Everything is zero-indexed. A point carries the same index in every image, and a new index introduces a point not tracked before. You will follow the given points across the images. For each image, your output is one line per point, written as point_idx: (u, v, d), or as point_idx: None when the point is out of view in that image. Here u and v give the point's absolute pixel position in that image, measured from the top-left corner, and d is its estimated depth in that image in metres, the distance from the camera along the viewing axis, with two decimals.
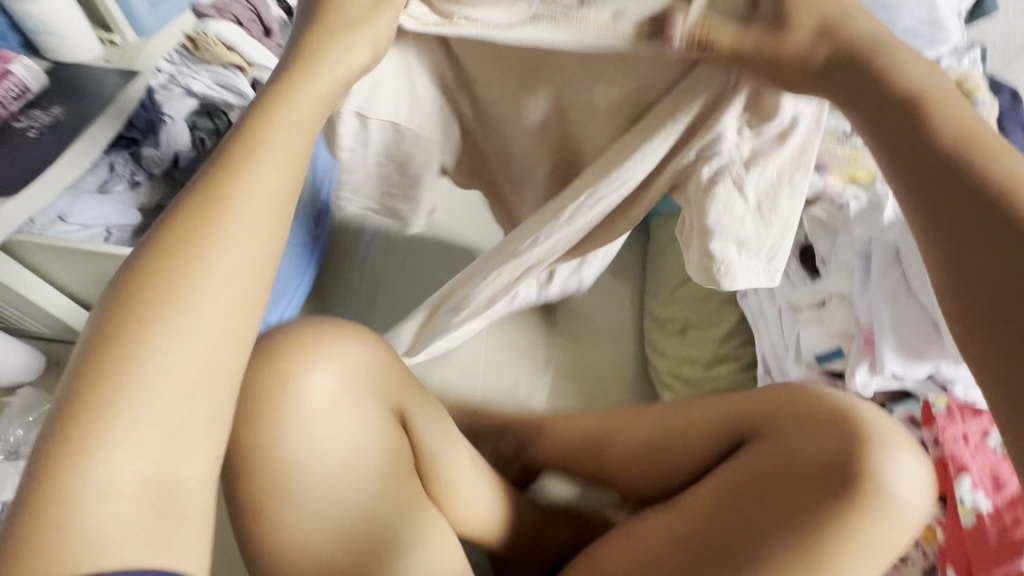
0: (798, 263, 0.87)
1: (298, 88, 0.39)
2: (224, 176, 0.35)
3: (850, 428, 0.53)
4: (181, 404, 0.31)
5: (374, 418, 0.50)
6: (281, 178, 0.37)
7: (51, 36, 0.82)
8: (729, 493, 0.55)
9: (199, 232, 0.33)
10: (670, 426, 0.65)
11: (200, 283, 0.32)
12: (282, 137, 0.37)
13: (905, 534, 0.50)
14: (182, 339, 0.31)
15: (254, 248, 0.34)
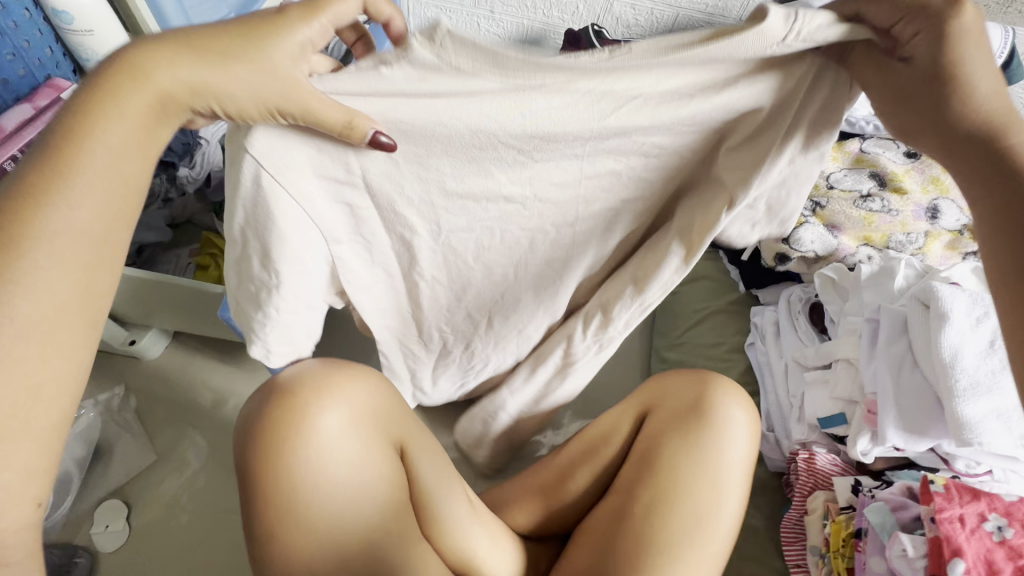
0: (806, 320, 0.88)
1: (120, 87, 0.40)
2: (49, 169, 0.38)
3: (699, 410, 0.67)
4: (8, 415, 0.36)
5: (374, 453, 0.56)
6: (99, 191, 0.39)
7: (100, 65, 0.86)
8: (631, 484, 0.68)
9: (20, 248, 0.36)
10: (588, 450, 0.74)
11: (27, 292, 0.36)
12: (102, 143, 0.39)
13: (738, 467, 0.66)
14: (9, 356, 0.36)
15: (69, 259, 0.38)
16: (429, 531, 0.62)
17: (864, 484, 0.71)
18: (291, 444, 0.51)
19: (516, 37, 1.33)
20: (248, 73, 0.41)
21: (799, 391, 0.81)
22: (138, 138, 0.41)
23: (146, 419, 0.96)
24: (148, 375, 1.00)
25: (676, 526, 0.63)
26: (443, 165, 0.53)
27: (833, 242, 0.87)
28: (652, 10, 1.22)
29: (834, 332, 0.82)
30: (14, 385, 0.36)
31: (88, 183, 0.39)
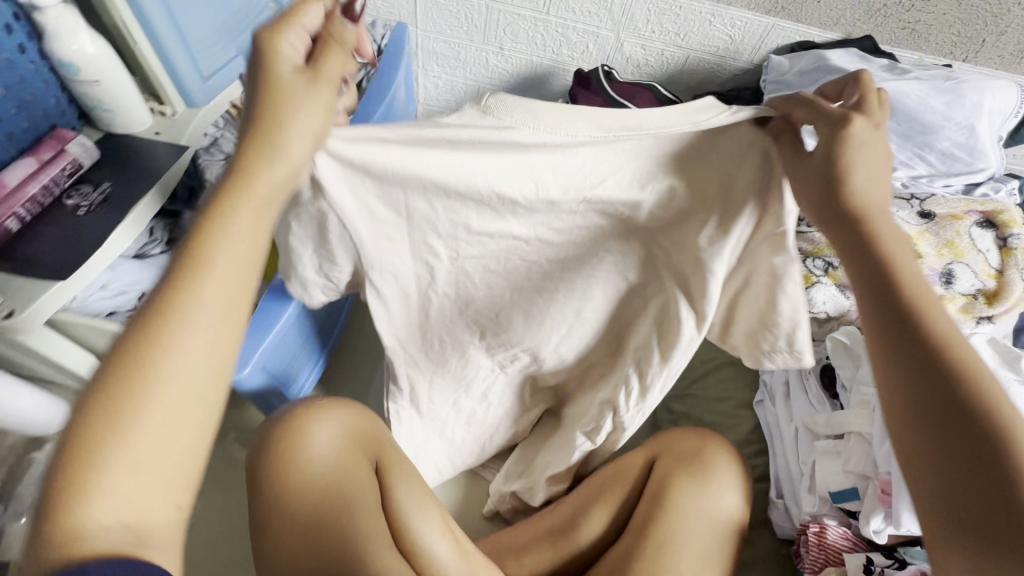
0: (817, 382, 0.86)
1: (252, 179, 0.41)
2: (201, 253, 0.38)
3: (693, 456, 0.85)
4: (146, 499, 0.32)
5: (355, 464, 0.73)
6: (241, 264, 0.39)
7: (106, 112, 0.85)
8: (641, 527, 0.81)
9: (167, 328, 0.35)
10: (601, 494, 0.87)
11: (169, 371, 0.34)
12: (244, 221, 0.40)
13: (729, 509, 0.82)
14: (150, 435, 0.33)
15: (218, 335, 0.37)
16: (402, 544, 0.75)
17: (876, 563, 0.69)
18: (287, 461, 0.68)
19: (524, 73, 1.32)
20: (314, 100, 0.44)
21: (811, 459, 0.79)
22: (257, 235, 0.41)
23: None
24: None
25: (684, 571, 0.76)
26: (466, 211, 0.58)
27: (845, 304, 0.87)
28: (663, 52, 1.21)
29: (847, 400, 0.80)
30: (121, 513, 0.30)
31: (230, 270, 0.38)
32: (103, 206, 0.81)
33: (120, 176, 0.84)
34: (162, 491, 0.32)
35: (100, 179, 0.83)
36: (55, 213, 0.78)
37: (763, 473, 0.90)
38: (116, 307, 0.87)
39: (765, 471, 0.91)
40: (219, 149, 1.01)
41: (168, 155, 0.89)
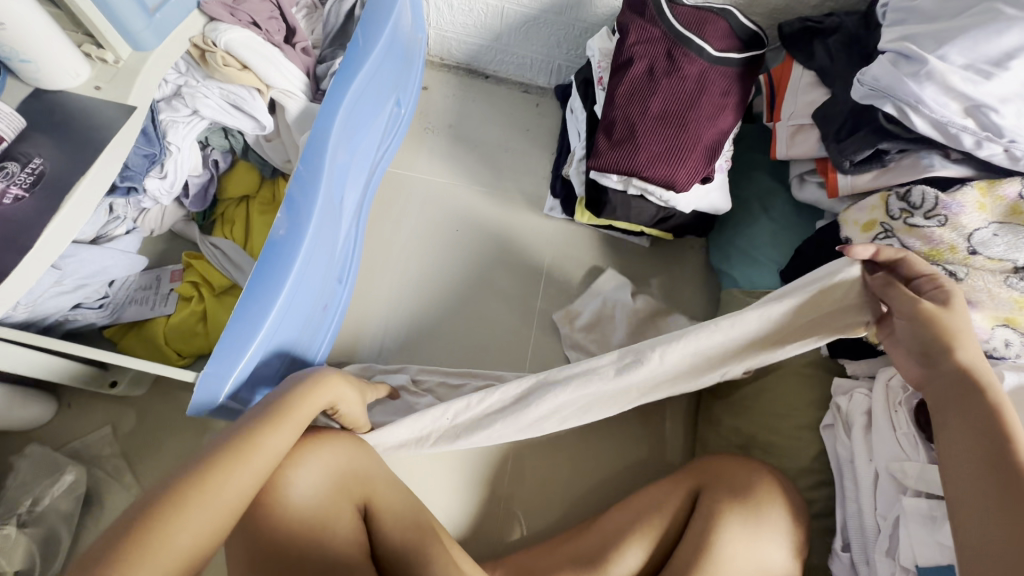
0: (910, 417, 0.69)
1: (305, 395, 0.64)
2: (293, 401, 0.62)
3: (750, 490, 0.74)
4: (221, 520, 0.52)
5: (319, 510, 0.63)
6: (304, 420, 0.63)
7: (26, 64, 0.67)
8: (676, 565, 0.72)
9: (252, 446, 0.57)
10: (636, 506, 0.79)
11: (252, 462, 0.56)
12: (312, 400, 0.64)
13: (782, 551, 0.71)
14: (241, 482, 0.55)
15: (278, 454, 0.59)
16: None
17: None
18: (268, 499, 0.61)
19: None
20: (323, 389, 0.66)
21: (894, 516, 0.66)
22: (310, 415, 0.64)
23: (137, 466, 0.87)
24: (134, 413, 0.90)
25: None
26: (678, 348, 0.70)
27: None
28: None
29: None
30: (209, 521, 0.51)
31: (306, 415, 0.63)
32: (38, 189, 0.66)
33: (55, 148, 0.68)
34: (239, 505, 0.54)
35: (31, 154, 0.68)
36: None
37: (824, 507, 0.78)
38: (80, 298, 0.79)
39: (824, 506, 0.78)
40: (183, 101, 0.83)
41: (113, 119, 0.71)
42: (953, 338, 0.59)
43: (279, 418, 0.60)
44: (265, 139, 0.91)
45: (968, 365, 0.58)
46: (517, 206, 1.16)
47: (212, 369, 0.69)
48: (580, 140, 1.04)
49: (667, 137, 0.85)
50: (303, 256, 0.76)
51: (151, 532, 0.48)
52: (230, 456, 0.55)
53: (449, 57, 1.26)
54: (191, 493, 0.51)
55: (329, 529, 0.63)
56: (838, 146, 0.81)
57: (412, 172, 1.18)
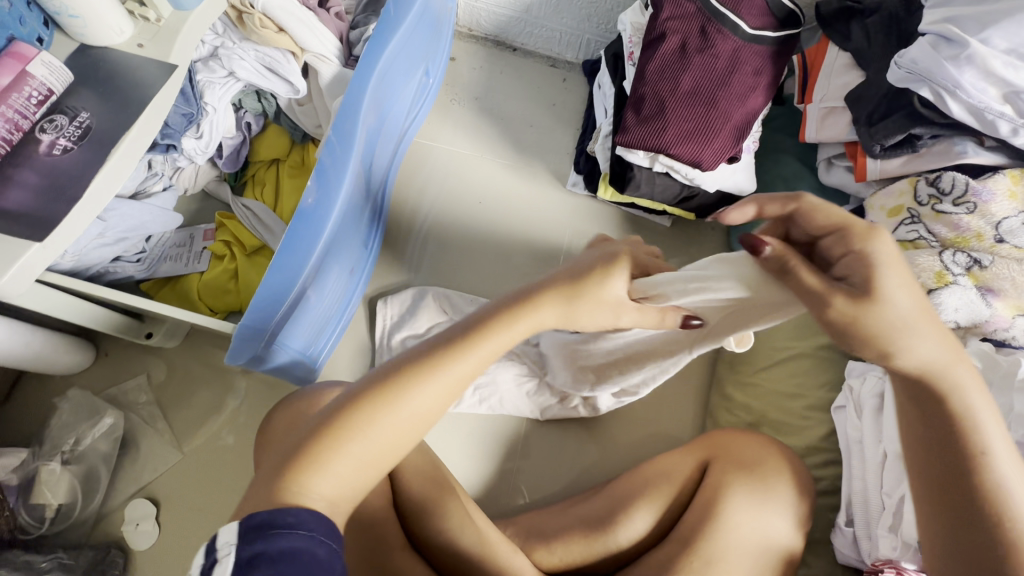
0: None
1: (539, 314, 0.54)
2: (505, 319, 0.54)
3: (757, 463, 0.76)
4: (389, 445, 0.50)
5: None
6: (514, 337, 0.55)
7: (73, 19, 0.69)
8: (680, 529, 0.75)
9: (437, 369, 0.51)
10: (644, 473, 0.82)
11: (426, 388, 0.51)
12: (540, 316, 0.54)
13: (784, 521, 0.74)
14: (420, 405, 0.50)
15: (450, 387, 0.52)
16: (410, 525, 0.72)
17: None
18: None
19: None
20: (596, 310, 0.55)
21: (898, 494, 0.68)
22: (520, 335, 0.55)
23: (170, 414, 0.92)
24: (166, 364, 0.94)
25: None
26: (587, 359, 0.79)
27: (984, 313, 0.69)
28: None
29: None
30: (388, 437, 0.49)
31: (522, 331, 0.54)
32: (85, 142, 0.68)
33: (101, 103, 0.70)
34: (417, 429, 0.51)
35: (79, 108, 0.70)
36: (28, 153, 0.67)
37: (830, 485, 0.80)
38: (120, 251, 0.83)
39: (830, 484, 0.80)
40: (220, 62, 0.84)
41: (156, 77, 0.73)
42: (875, 340, 0.44)
43: (470, 345, 0.53)
44: (298, 103, 0.93)
45: (917, 370, 0.47)
46: (540, 179, 1.17)
47: (251, 320, 0.72)
48: (607, 115, 1.04)
49: (695, 115, 0.85)
50: (333, 219, 0.79)
51: (328, 436, 0.48)
52: (414, 374, 0.51)
53: (478, 28, 1.25)
54: (367, 406, 0.49)
55: None
56: (869, 129, 0.80)
57: (437, 142, 1.18)
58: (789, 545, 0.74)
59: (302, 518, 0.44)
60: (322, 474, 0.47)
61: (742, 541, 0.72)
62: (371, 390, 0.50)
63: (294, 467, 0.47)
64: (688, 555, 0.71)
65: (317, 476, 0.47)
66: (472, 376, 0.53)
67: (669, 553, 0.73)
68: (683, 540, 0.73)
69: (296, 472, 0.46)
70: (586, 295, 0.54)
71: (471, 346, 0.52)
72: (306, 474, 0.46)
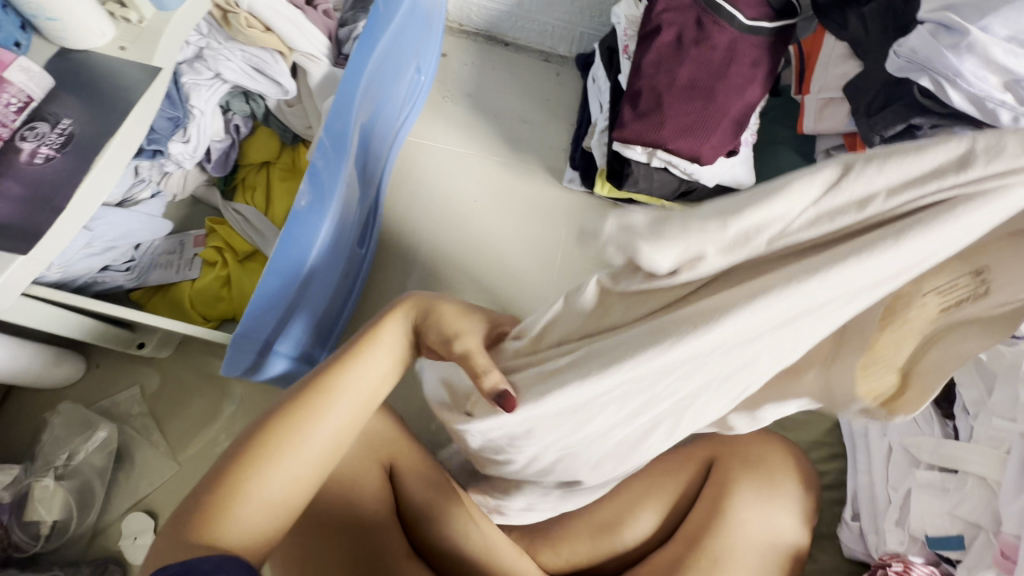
0: (927, 394, 0.71)
1: (409, 324, 0.53)
2: (373, 333, 0.52)
3: (761, 460, 0.76)
4: (301, 478, 0.46)
5: (356, 472, 0.65)
6: (394, 350, 0.52)
7: (52, 23, 0.66)
8: (687, 528, 0.74)
9: (329, 390, 0.48)
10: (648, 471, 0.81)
11: (329, 412, 0.47)
12: (401, 334, 0.53)
13: (791, 518, 0.73)
14: (325, 429, 0.47)
15: (355, 404, 0.49)
16: (413, 532, 0.71)
17: None
18: None
19: None
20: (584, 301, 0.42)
21: (904, 488, 0.68)
22: (402, 349, 0.53)
23: (165, 425, 0.90)
24: (160, 375, 0.93)
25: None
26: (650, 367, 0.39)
27: None
28: None
29: (968, 430, 0.66)
30: (298, 471, 0.46)
31: (402, 346, 0.53)
32: (68, 149, 0.66)
33: (83, 109, 0.68)
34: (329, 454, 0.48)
35: (61, 114, 0.68)
36: (10, 163, 0.65)
37: (836, 479, 0.80)
38: (109, 261, 0.81)
39: (835, 478, 0.80)
40: (206, 64, 0.82)
41: (139, 80, 0.70)
42: None
43: (356, 356, 0.50)
44: (287, 104, 0.91)
45: None
46: (535, 175, 1.16)
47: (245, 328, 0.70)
48: (602, 111, 1.02)
49: (694, 108, 0.83)
50: (327, 225, 0.77)
51: (230, 482, 0.43)
52: (310, 398, 0.47)
53: (468, 22, 1.23)
54: (264, 442, 0.45)
55: (356, 487, 0.65)
56: (869, 120, 0.80)
57: (430, 140, 1.16)
58: (795, 541, 0.73)
59: (219, 562, 0.36)
60: (232, 520, 0.42)
61: (749, 537, 0.72)
62: (263, 426, 0.46)
63: (200, 517, 0.41)
64: (696, 555, 0.71)
65: (228, 524, 0.42)
66: (374, 391, 0.51)
67: (675, 552, 0.72)
68: (690, 539, 0.73)
69: (200, 527, 0.41)
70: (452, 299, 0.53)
71: (359, 358, 0.50)
72: (216, 523, 0.41)
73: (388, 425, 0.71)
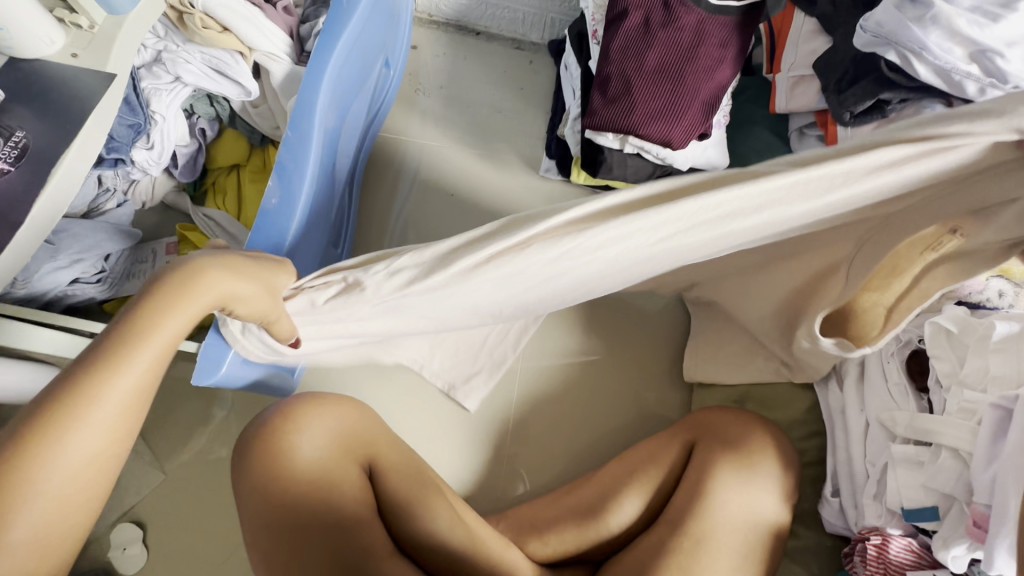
0: (900, 368, 0.71)
1: (156, 322, 0.51)
2: (132, 330, 0.50)
3: (741, 442, 0.76)
4: (64, 511, 0.46)
5: (333, 470, 0.66)
6: (152, 354, 0.50)
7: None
8: (670, 513, 0.75)
9: (72, 414, 0.46)
10: (629, 456, 0.82)
11: (69, 438, 0.46)
12: (164, 328, 0.51)
13: (772, 498, 0.74)
14: (74, 456, 0.46)
15: (114, 422, 0.48)
16: (395, 529, 0.71)
17: None
18: (274, 463, 0.64)
19: None
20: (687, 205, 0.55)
21: (881, 462, 0.69)
22: (167, 345, 0.52)
23: (147, 436, 0.90)
24: None
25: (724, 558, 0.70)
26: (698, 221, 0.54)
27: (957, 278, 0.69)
28: None
29: (941, 402, 0.67)
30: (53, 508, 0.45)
31: (157, 348, 0.51)
32: (23, 163, 0.65)
33: (37, 120, 0.67)
34: (100, 475, 0.48)
35: (14, 127, 0.66)
36: None
37: (815, 458, 0.80)
38: (78, 274, 0.79)
39: (814, 456, 0.81)
40: (164, 67, 0.80)
41: (93, 88, 0.69)
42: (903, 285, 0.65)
43: (113, 362, 0.48)
44: (252, 105, 0.89)
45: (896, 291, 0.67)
46: (511, 166, 1.15)
47: (214, 340, 0.64)
48: (575, 98, 1.01)
49: (663, 92, 0.82)
50: (297, 225, 0.76)
51: None
52: (46, 422, 0.46)
53: (438, 13, 1.21)
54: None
55: (334, 486, 0.66)
56: (838, 97, 0.79)
57: (404, 134, 1.15)
58: (777, 520, 0.74)
59: None
60: None
61: (731, 519, 0.72)
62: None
63: None
64: (679, 539, 0.72)
65: None
66: (144, 392, 0.50)
67: (659, 537, 0.73)
68: (673, 523, 0.73)
69: None
70: (233, 275, 0.55)
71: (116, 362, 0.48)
72: None
73: (366, 420, 0.72)
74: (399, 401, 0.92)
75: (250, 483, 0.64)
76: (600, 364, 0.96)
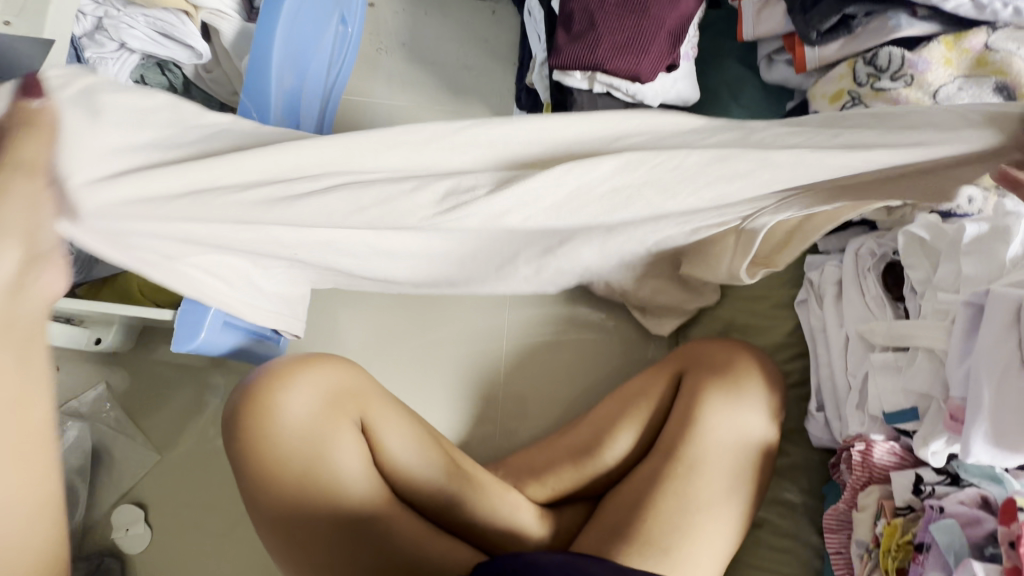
0: (877, 281, 0.73)
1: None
2: None
3: (729, 368, 0.78)
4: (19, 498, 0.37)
5: (325, 429, 0.66)
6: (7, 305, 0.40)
7: None
8: (664, 443, 0.76)
9: None
10: (621, 393, 0.83)
11: None
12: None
13: (761, 418, 0.76)
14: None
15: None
16: (395, 481, 0.72)
17: (925, 481, 0.65)
18: (262, 424, 0.64)
19: None
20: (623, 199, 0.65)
21: (862, 372, 0.70)
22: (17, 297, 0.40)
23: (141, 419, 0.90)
24: (127, 372, 0.92)
25: (715, 479, 0.73)
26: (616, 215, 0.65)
27: None
28: None
29: (916, 308, 0.68)
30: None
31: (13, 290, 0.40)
32: None
33: None
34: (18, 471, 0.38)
35: None
36: None
37: (800, 378, 0.83)
38: None
39: (800, 377, 0.83)
40: (108, 34, 0.77)
41: (31, 57, 0.65)
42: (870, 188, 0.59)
43: None
44: (206, 71, 0.85)
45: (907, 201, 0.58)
46: (482, 120, 1.12)
47: (188, 306, 0.65)
48: (541, 42, 0.99)
49: (629, 24, 0.81)
50: None
51: None
52: None
53: None
54: None
55: (326, 443, 0.66)
56: (804, 16, 0.77)
57: (370, 95, 1.12)
58: (766, 439, 0.76)
59: None
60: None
61: (722, 441, 0.74)
62: None
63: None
64: (673, 466, 0.73)
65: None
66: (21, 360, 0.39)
67: (655, 466, 0.75)
68: (666, 452, 0.75)
69: None
70: None
71: None
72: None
73: (337, 378, 0.69)
74: (390, 363, 0.92)
75: (240, 444, 0.65)
76: (587, 309, 0.96)
